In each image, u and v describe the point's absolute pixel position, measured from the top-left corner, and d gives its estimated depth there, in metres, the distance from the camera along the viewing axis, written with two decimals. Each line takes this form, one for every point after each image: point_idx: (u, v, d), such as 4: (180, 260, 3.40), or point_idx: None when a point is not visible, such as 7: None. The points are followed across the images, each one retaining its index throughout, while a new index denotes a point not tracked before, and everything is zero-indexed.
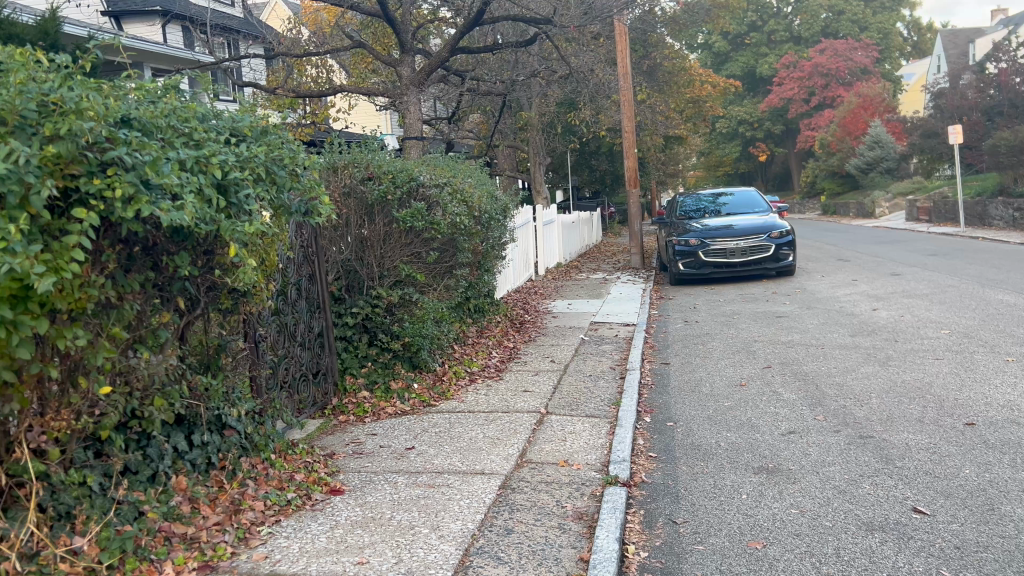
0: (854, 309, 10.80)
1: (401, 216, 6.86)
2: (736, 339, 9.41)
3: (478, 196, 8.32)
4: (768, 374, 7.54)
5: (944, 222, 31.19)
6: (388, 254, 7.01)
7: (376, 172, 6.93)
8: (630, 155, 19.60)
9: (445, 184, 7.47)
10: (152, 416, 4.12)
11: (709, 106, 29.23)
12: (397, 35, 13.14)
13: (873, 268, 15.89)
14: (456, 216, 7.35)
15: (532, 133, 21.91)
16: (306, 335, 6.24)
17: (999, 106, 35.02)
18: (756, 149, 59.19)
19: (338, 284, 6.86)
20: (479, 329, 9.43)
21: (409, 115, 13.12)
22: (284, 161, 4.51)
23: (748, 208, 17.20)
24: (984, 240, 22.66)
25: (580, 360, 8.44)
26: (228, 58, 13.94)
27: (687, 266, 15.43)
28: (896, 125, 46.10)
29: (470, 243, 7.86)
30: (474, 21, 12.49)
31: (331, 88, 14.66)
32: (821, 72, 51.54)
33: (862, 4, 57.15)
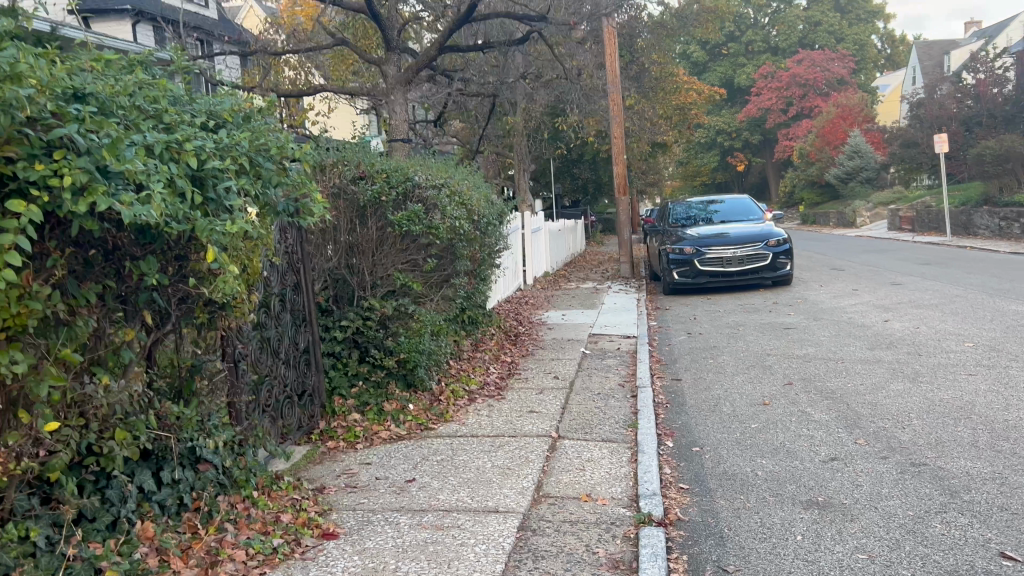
0: (864, 321, 10.28)
1: (396, 219, 6.27)
2: (747, 353, 8.84)
3: (475, 199, 7.70)
4: (791, 392, 6.98)
5: (928, 231, 30.99)
6: (381, 261, 6.42)
7: (368, 171, 6.35)
8: (619, 162, 19.09)
9: (443, 186, 6.88)
10: (112, 453, 3.49)
11: (693, 113, 28.87)
12: (382, 33, 12.51)
13: (871, 277, 15.46)
14: (455, 219, 6.77)
15: (516, 138, 21.33)
16: (291, 352, 5.60)
17: (977, 116, 35.05)
18: (734, 159, 59.11)
19: (326, 294, 6.25)
20: (473, 343, 8.79)
21: (394, 116, 12.48)
22: (271, 152, 3.88)
23: (742, 216, 16.72)
24: (974, 249, 22.36)
25: (585, 376, 7.83)
26: (201, 56, 13.18)
27: (681, 275, 14.90)
28: (875, 135, 46.14)
29: (468, 251, 7.25)
30: (463, 18, 11.90)
31: (312, 89, 13.98)
32: (799, 82, 51.54)
33: (838, 16, 57.45)
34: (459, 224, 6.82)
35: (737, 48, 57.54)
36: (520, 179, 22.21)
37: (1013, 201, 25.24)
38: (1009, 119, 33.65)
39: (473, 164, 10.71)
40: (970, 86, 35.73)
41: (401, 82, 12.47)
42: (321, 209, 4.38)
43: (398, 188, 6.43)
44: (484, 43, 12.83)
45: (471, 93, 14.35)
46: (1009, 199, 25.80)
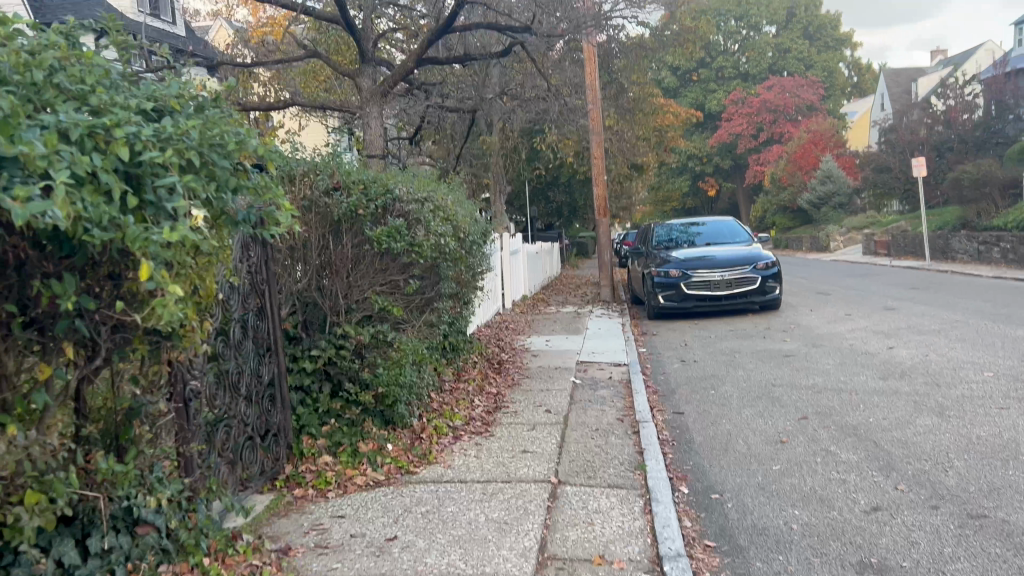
0: (868, 348, 9.72)
1: (375, 235, 5.60)
2: (751, 383, 8.21)
3: (460, 215, 7.04)
4: (808, 428, 6.36)
5: (904, 256, 30.89)
6: (357, 281, 5.75)
7: (344, 182, 5.67)
8: (600, 183, 18.57)
9: (427, 199, 6.23)
10: (20, 523, 2.78)
11: (670, 136, 28.53)
12: (356, 43, 11.83)
13: (861, 301, 15.00)
14: (440, 236, 6.12)
15: (494, 158, 20.73)
16: (253, 387, 4.88)
17: (949, 142, 35.20)
18: (705, 183, 59.06)
19: (293, 319, 5.57)
20: (454, 372, 8.07)
21: (369, 132, 11.76)
22: (226, 147, 3.17)
23: (727, 237, 16.19)
24: (955, 274, 22.10)
25: (580, 409, 7.15)
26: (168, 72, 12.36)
27: (667, 299, 14.31)
28: (847, 160, 46.28)
29: (452, 272, 6.58)
30: (443, 28, 11.27)
31: (282, 103, 13.22)
32: (769, 108, 51.65)
33: (807, 44, 58.07)
34: (445, 242, 6.16)
35: (708, 74, 57.65)
36: (497, 201, 21.58)
37: (991, 226, 25.12)
38: (980, 145, 33.81)
39: (453, 180, 10.02)
40: (941, 112, 35.90)
41: (377, 95, 11.78)
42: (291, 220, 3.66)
43: (376, 201, 5.75)
44: (464, 56, 12.20)
45: (449, 109, 13.70)
46: (987, 223, 25.69)
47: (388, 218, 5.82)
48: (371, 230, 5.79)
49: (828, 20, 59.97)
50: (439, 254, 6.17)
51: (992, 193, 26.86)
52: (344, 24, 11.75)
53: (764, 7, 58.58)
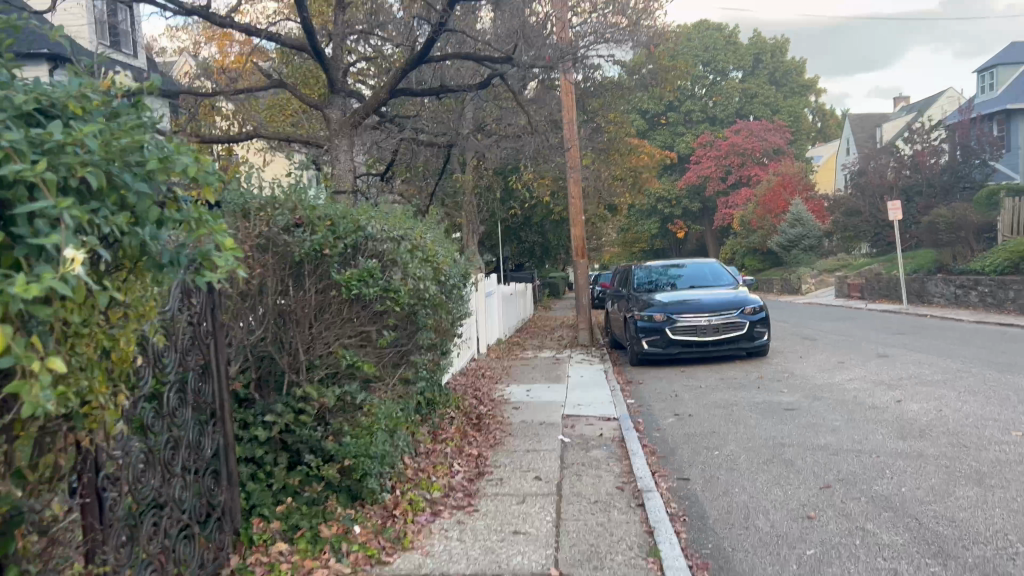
0: (875, 401, 9.04)
1: (342, 277, 4.79)
2: (757, 442, 7.45)
3: (439, 255, 6.26)
4: (835, 500, 5.60)
5: (878, 298, 30.64)
6: (321, 333, 4.93)
7: (307, 217, 4.82)
8: (578, 223, 17.93)
9: (403, 238, 5.48)
10: None
11: (645, 176, 28.11)
12: (325, 72, 11.06)
13: (851, 348, 14.39)
14: (418, 280, 5.37)
15: (466, 196, 20.01)
16: (192, 463, 4.04)
17: (918, 186, 35.28)
18: (674, 226, 58.99)
19: (244, 378, 4.73)
20: (430, 431, 7.23)
21: (338, 166, 10.94)
22: (144, 164, 2.43)
23: (711, 279, 15.53)
24: (936, 318, 21.70)
25: (573, 475, 6.36)
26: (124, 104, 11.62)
27: (651, 345, 13.59)
28: (817, 203, 46.41)
29: (430, 320, 5.79)
30: (419, 56, 10.55)
31: (244, 135, 12.40)
32: (738, 151, 51.75)
33: (773, 89, 58.68)
34: (423, 286, 5.39)
35: (677, 117, 57.77)
36: (469, 240, 20.80)
37: (968, 269, 24.92)
38: (949, 189, 33.95)
39: (428, 218, 9.24)
40: (908, 157, 36.03)
41: (347, 127, 10.99)
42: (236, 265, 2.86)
43: (345, 238, 4.96)
44: (440, 88, 11.48)
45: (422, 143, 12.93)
46: (963, 267, 25.53)
47: (359, 259, 5.04)
48: (338, 271, 5.00)
49: (794, 65, 60.72)
50: (416, 300, 5.39)
51: (966, 237, 26.71)
52: (312, 50, 10.98)
53: (731, 52, 59.14)
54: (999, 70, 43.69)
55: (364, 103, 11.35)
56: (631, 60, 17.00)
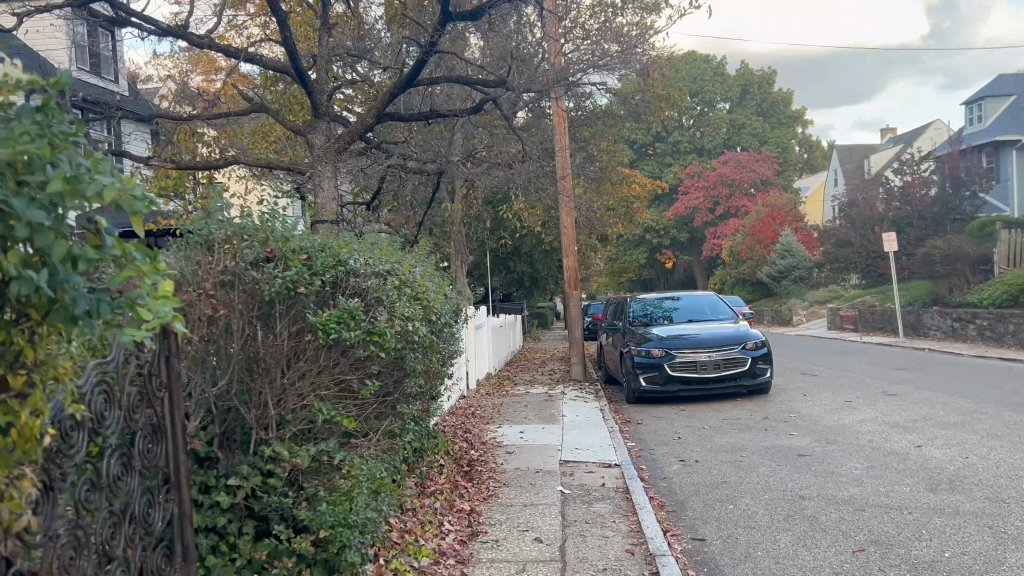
0: (894, 446, 8.47)
1: (317, 320, 4.21)
2: (773, 495, 6.86)
3: (429, 292, 5.70)
4: (871, 568, 5.00)
5: (872, 331, 30.20)
6: (294, 383, 4.35)
7: (278, 251, 4.28)
8: (570, 253, 17.42)
9: (389, 273, 4.94)
10: None
11: (636, 207, 27.66)
12: (309, 96, 10.50)
13: (857, 385, 13.85)
14: (406, 320, 4.81)
15: (454, 226, 19.46)
16: (136, 541, 3.45)
17: (908, 219, 34.73)
18: (663, 256, 58.61)
19: (204, 435, 4.15)
20: (418, 482, 6.61)
21: (320, 195, 10.27)
22: (42, 188, 2.00)
23: (709, 312, 14.97)
24: (936, 352, 21.21)
25: (575, 535, 5.75)
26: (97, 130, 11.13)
27: (649, 381, 13.00)
28: (807, 234, 46.15)
29: (419, 364, 5.22)
30: (407, 79, 10.04)
31: (223, 161, 11.84)
32: (726, 181, 51.55)
33: (761, 120, 58.78)
34: (411, 329, 4.82)
35: (665, 148, 57.69)
36: (457, 271, 20.20)
37: (965, 302, 24.55)
38: (939, 221, 33.64)
39: (418, 250, 8.68)
40: (898, 188, 35.82)
41: (332, 153, 10.40)
42: (170, 314, 2.48)
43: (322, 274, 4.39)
44: (429, 113, 10.95)
45: (411, 171, 12.38)
46: (959, 300, 25.16)
47: (339, 298, 4.47)
48: (314, 312, 4.42)
49: (781, 97, 60.88)
50: (403, 345, 4.81)
51: (962, 269, 26.34)
52: (295, 72, 10.43)
53: (718, 83, 59.31)
54: (987, 103, 43.78)
55: (350, 129, 10.78)
56: (624, 88, 16.58)
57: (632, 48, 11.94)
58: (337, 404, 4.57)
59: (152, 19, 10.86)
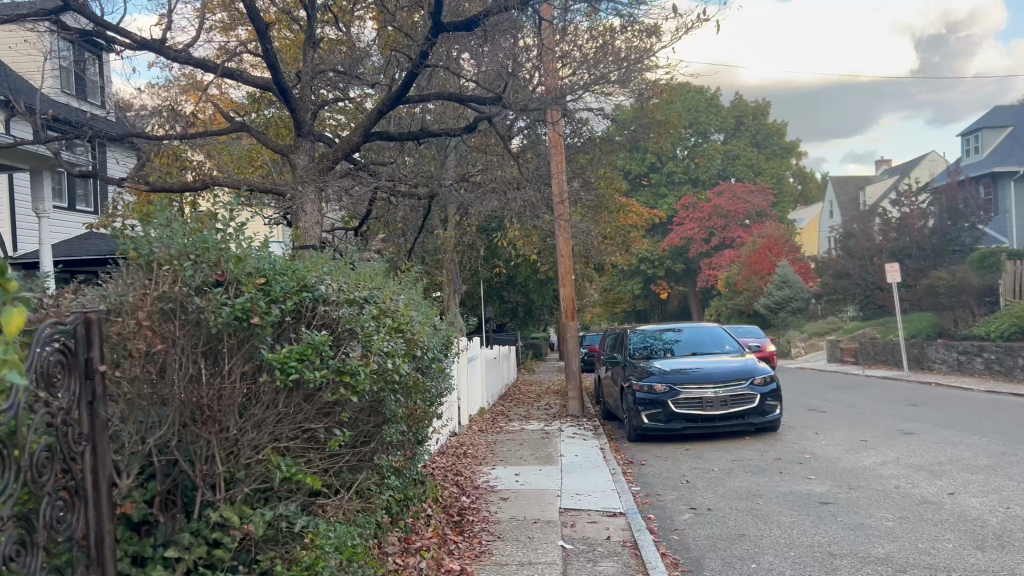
0: (924, 494, 7.77)
1: (272, 357, 3.51)
2: (800, 552, 6.13)
3: (413, 323, 5.04)
4: None
5: (874, 364, 29.55)
6: (247, 433, 3.70)
7: (231, 274, 3.60)
8: (567, 283, 16.78)
9: (367, 302, 4.31)
10: None
11: (633, 236, 27.05)
12: (292, 114, 9.82)
13: (870, 422, 13.15)
14: (385, 357, 4.16)
15: (447, 254, 18.77)
16: None
17: (907, 250, 34.23)
18: (658, 286, 57.87)
19: (142, 493, 3.45)
20: (401, 537, 5.87)
21: (303, 220, 9.54)
22: None
23: (713, 345, 14.29)
24: (944, 386, 20.57)
25: None
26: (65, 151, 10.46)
27: (651, 419, 12.27)
28: (804, 266, 45.63)
29: (400, 407, 4.56)
30: (397, 95, 9.41)
31: (200, 184, 11.14)
32: (721, 213, 51.09)
33: (755, 150, 58.68)
34: (391, 367, 4.14)
35: (659, 178, 57.28)
36: (450, 301, 19.46)
37: (971, 335, 23.99)
38: (939, 252, 33.13)
39: (404, 277, 7.98)
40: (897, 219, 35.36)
41: (317, 175, 9.69)
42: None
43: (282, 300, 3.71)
44: (420, 132, 10.32)
45: (402, 195, 11.72)
46: (965, 332, 24.61)
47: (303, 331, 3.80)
48: (271, 347, 3.75)
49: (775, 128, 60.68)
50: (382, 386, 4.16)
51: (967, 300, 25.72)
52: (277, 88, 9.78)
53: (712, 115, 59.10)
54: (983, 134, 43.60)
55: (336, 149, 10.11)
56: (622, 112, 15.99)
57: (633, 69, 11.32)
58: (299, 457, 3.93)
59: (126, 32, 10.25)
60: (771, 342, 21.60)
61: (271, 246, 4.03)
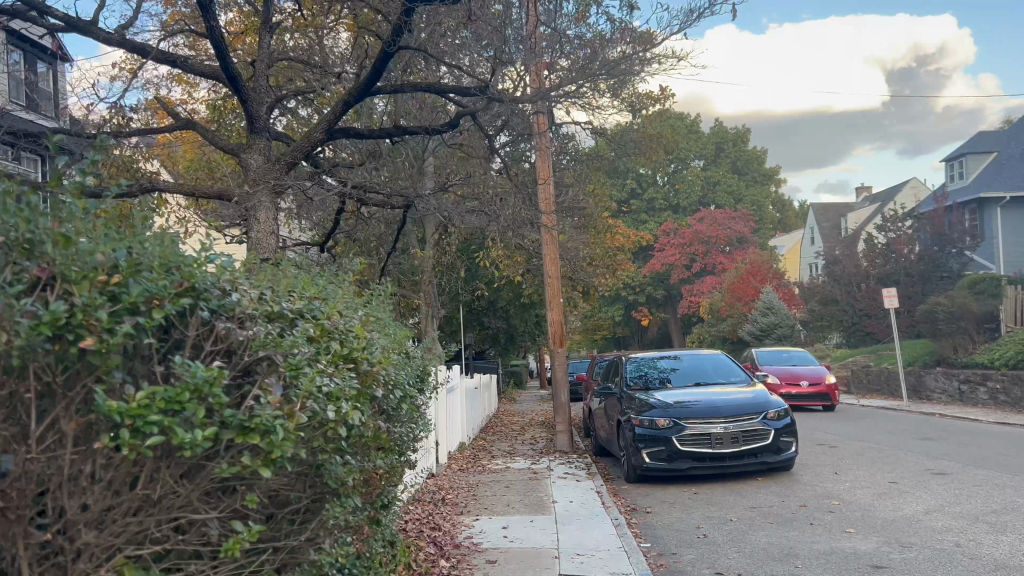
0: (997, 555, 6.47)
1: (118, 407, 2.39)
2: None
3: (373, 353, 3.85)
4: None
5: (868, 393, 28.43)
6: (85, 533, 2.76)
7: (55, 270, 2.46)
8: (554, 306, 15.48)
9: (288, 323, 3.29)
10: None
11: (621, 259, 25.83)
12: (243, 106, 8.42)
13: (892, 461, 11.91)
14: (322, 407, 3.09)
15: (424, 276, 17.39)
16: None
17: (892, 274, 33.05)
18: (638, 313, 56.32)
19: None
20: None
21: (255, 227, 8.16)
22: None
23: (717, 374, 12.99)
24: (950, 418, 19.48)
25: None
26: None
27: (652, 458, 10.93)
28: (789, 292, 44.64)
29: (342, 475, 3.46)
30: (366, 82, 8.12)
31: (139, 187, 9.67)
32: (702, 238, 50.03)
33: (736, 177, 58.23)
34: (333, 415, 3.11)
35: (640, 204, 56.30)
36: (428, 326, 18.01)
37: (973, 363, 23.08)
38: (927, 278, 32.27)
39: (374, 299, 6.66)
40: (881, 244, 34.26)
41: (272, 175, 8.31)
42: None
43: (152, 305, 2.68)
44: (393, 129, 9.01)
45: (373, 202, 10.39)
46: (966, 360, 23.66)
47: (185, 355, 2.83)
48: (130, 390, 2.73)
49: (756, 154, 60.21)
50: (320, 444, 3.15)
51: (967, 326, 24.53)
52: (226, 75, 8.46)
53: (693, 141, 58.49)
54: (967, 160, 43.23)
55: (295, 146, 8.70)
56: (614, 125, 14.76)
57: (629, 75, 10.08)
58: (178, 570, 2.99)
59: (54, 11, 8.90)
60: (828, 373, 18.97)
61: (167, 236, 3.11)
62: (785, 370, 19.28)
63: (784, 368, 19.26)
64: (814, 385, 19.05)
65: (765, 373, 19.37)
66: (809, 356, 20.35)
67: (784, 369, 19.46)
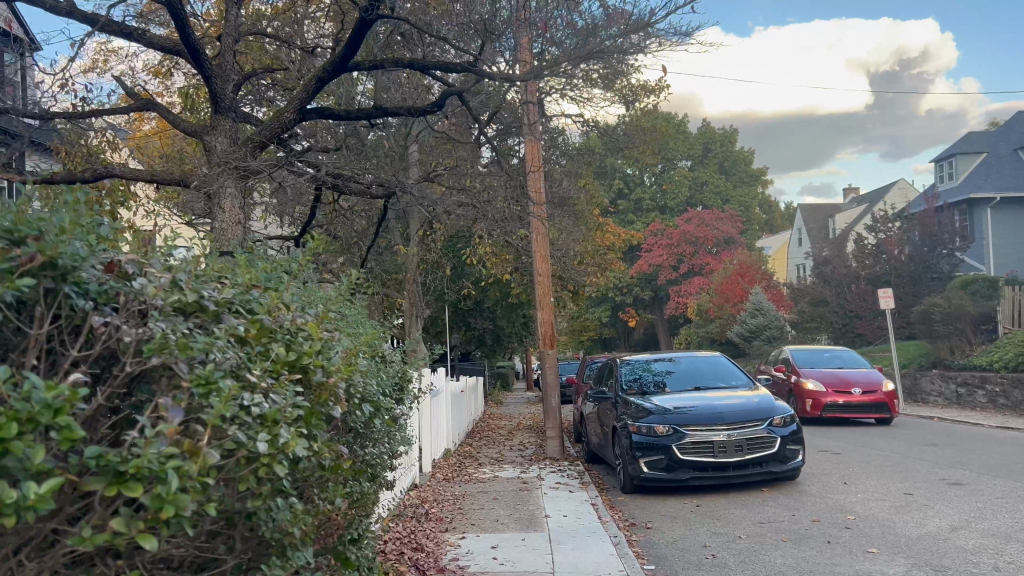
0: None
1: None
2: None
3: (326, 362, 3.23)
4: None
5: None
6: None
7: None
8: (544, 304, 14.73)
9: (200, 321, 2.72)
10: None
11: (611, 258, 25.18)
12: (206, 82, 7.67)
13: (902, 470, 11.27)
14: (241, 440, 2.44)
15: (409, 276, 16.69)
16: None
17: (884, 275, 32.58)
18: (625, 314, 55.64)
19: None
20: None
21: (220, 216, 7.42)
22: None
23: (718, 378, 12.30)
24: (950, 422, 18.92)
25: None
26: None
27: (651, 467, 10.23)
28: (778, 293, 44.14)
29: (281, 525, 2.83)
30: (342, 55, 7.40)
31: (98, 173, 8.88)
32: (689, 239, 49.41)
33: (723, 178, 57.84)
34: (263, 448, 2.46)
35: (628, 205, 55.67)
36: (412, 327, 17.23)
37: (970, 365, 22.58)
38: (917, 278, 31.79)
39: (349, 296, 5.94)
40: (871, 245, 33.74)
41: (235, 157, 7.54)
42: None
43: None
44: (373, 110, 8.27)
45: (352, 191, 9.70)
46: (962, 363, 23.17)
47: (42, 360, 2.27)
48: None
49: (743, 155, 59.84)
50: (245, 487, 2.54)
51: (964, 328, 24.00)
52: (187, 47, 7.67)
53: (680, 142, 58.01)
54: (957, 160, 42.98)
55: (265, 129, 7.98)
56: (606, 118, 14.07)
57: (622, 63, 9.44)
58: None
59: None
60: (886, 380, 15.50)
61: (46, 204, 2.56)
62: (832, 375, 16.01)
63: (831, 373, 16.09)
64: (867, 393, 16.01)
65: (807, 378, 16.22)
66: (856, 358, 16.95)
67: (829, 374, 16.09)
